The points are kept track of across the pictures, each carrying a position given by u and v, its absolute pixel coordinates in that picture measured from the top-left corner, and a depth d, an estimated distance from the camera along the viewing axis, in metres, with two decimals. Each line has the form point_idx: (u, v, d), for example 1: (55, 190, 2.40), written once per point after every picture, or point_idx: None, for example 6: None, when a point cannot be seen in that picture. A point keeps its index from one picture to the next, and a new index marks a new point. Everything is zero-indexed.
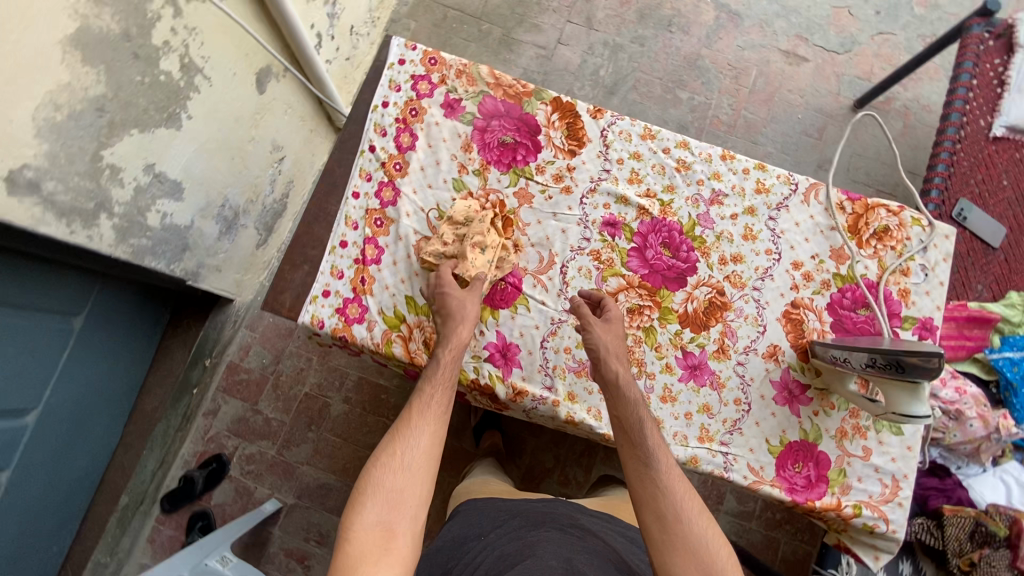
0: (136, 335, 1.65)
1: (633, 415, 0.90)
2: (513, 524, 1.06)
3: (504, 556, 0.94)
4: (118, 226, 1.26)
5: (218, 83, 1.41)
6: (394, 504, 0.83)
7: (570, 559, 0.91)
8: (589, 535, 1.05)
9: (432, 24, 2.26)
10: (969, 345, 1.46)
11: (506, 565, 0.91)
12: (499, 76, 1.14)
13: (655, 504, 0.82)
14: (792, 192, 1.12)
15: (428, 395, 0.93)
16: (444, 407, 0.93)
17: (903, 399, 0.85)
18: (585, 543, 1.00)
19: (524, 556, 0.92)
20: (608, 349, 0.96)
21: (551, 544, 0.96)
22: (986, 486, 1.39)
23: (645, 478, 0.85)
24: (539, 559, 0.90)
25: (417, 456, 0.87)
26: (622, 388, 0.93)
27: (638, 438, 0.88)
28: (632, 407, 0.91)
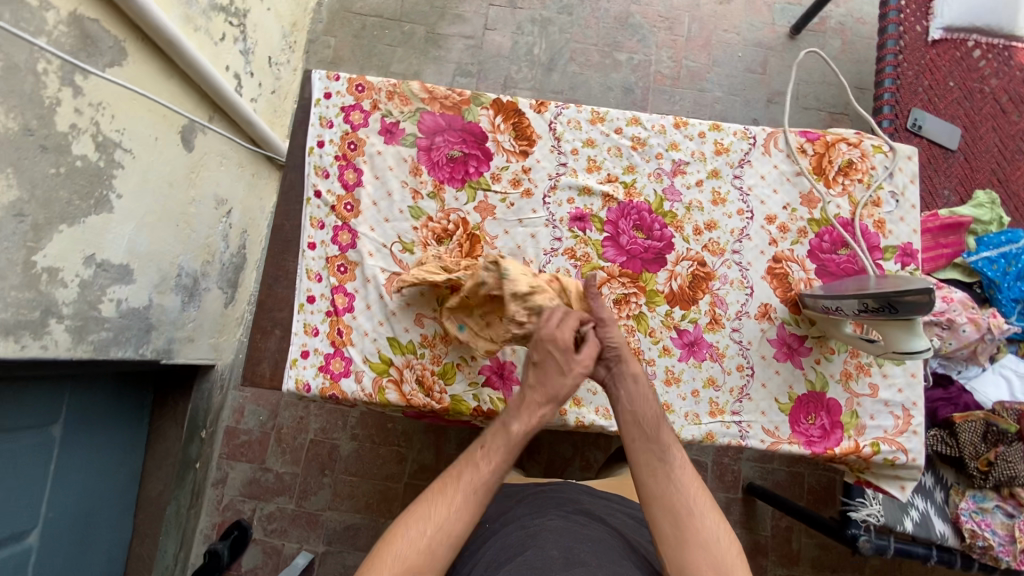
0: (121, 425, 1.58)
1: (653, 418, 0.92)
2: (517, 512, 1.08)
3: (507, 547, 0.97)
4: (71, 327, 1.20)
5: (142, 153, 1.33)
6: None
7: (572, 549, 0.93)
8: (595, 523, 1.03)
9: (352, 36, 2.16)
10: (948, 252, 1.48)
11: (507, 557, 0.94)
12: (432, 89, 1.10)
13: (671, 503, 0.87)
14: (751, 146, 1.10)
15: (483, 475, 0.87)
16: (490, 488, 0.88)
17: (901, 337, 0.85)
18: (589, 527, 1.01)
19: (525, 548, 0.94)
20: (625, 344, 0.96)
21: (554, 533, 0.97)
22: (988, 384, 1.41)
23: (659, 472, 0.89)
24: (539, 551, 0.93)
25: (447, 536, 0.83)
26: (642, 382, 0.94)
27: (656, 432, 0.92)
28: (649, 403, 0.94)
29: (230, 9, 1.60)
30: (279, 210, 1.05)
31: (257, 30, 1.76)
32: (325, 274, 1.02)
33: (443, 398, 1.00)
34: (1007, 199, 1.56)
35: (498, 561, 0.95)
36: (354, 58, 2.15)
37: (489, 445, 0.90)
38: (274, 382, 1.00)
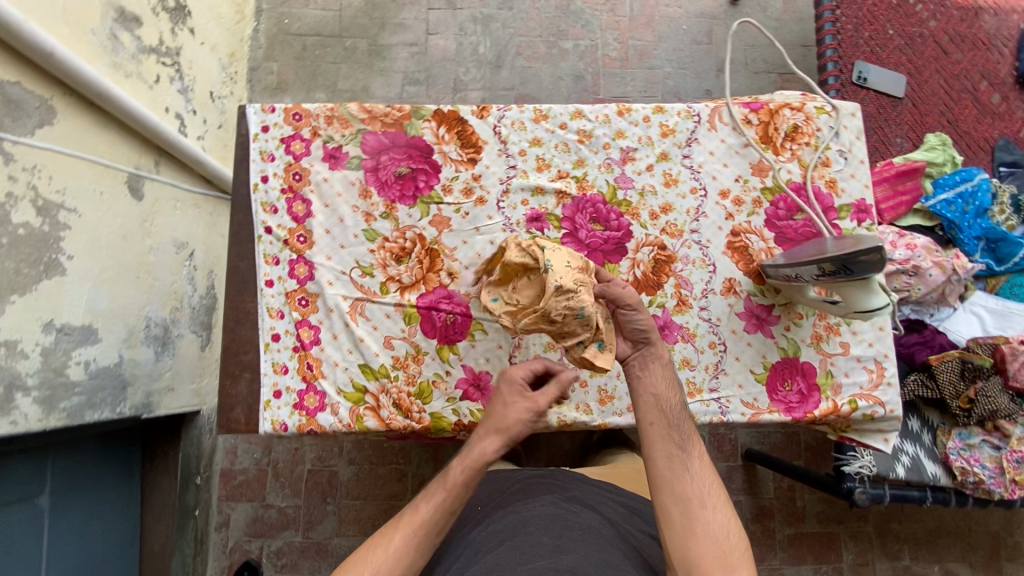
0: (112, 484, 1.56)
1: (672, 400, 0.93)
2: (511, 497, 1.11)
3: (498, 533, 1.00)
4: (39, 398, 1.17)
5: (87, 210, 1.30)
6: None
7: (562, 535, 0.96)
8: (588, 511, 1.05)
9: (294, 59, 2.12)
10: (907, 199, 1.48)
11: (497, 542, 0.98)
12: (370, 108, 1.07)
13: (682, 488, 0.88)
14: (697, 124, 1.10)
15: (422, 515, 0.89)
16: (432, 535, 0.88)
17: (860, 296, 0.86)
18: (581, 514, 1.03)
19: (516, 535, 0.98)
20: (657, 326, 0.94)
21: (545, 520, 1.00)
22: (960, 323, 1.43)
23: (676, 461, 0.90)
24: (529, 538, 0.96)
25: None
26: (669, 367, 0.93)
27: (676, 419, 0.92)
28: (672, 390, 0.93)
29: (160, 49, 1.56)
30: (232, 252, 1.03)
31: (192, 66, 1.72)
32: (287, 310, 1.01)
33: (423, 418, 0.99)
34: (958, 138, 1.57)
35: (487, 546, 0.98)
36: (300, 81, 2.11)
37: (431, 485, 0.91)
38: (250, 427, 0.98)
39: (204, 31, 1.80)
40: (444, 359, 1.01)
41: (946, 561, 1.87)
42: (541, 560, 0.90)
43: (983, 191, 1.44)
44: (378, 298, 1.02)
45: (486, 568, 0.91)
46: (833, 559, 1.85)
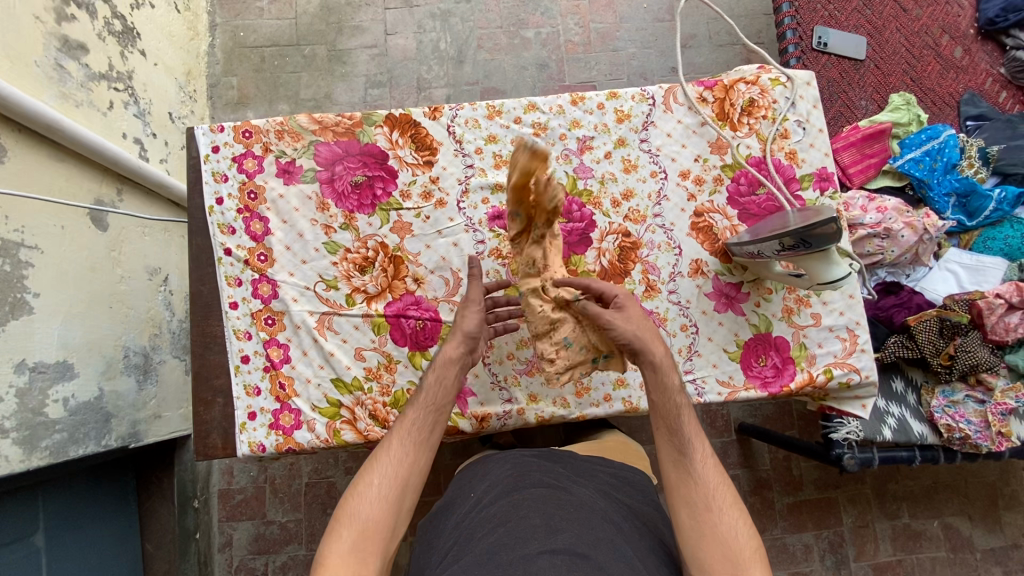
0: (108, 516, 1.55)
1: (672, 403, 0.92)
2: (500, 477, 1.07)
3: (490, 516, 0.97)
4: (19, 439, 1.16)
5: (50, 246, 1.28)
6: (366, 534, 0.81)
7: (556, 516, 0.94)
8: (578, 487, 1.04)
9: (253, 71, 2.08)
10: (876, 162, 1.46)
11: (491, 526, 0.94)
12: (321, 119, 1.06)
13: (687, 491, 0.89)
14: (652, 106, 1.08)
15: (410, 418, 0.91)
16: (426, 435, 0.90)
17: (821, 269, 0.86)
18: (572, 492, 1.01)
19: (508, 519, 0.94)
20: (642, 335, 0.92)
21: (537, 500, 0.97)
22: (937, 281, 1.43)
23: (681, 466, 0.91)
24: (522, 519, 0.93)
25: (395, 484, 0.85)
26: (662, 372, 0.92)
27: (677, 425, 0.92)
28: (669, 395, 0.93)
29: (110, 74, 1.53)
30: (193, 276, 1.02)
31: (147, 89, 1.70)
32: (254, 330, 1.00)
33: None
34: (923, 96, 1.55)
35: (482, 529, 0.95)
36: (261, 93, 2.08)
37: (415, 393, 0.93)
38: (227, 451, 0.97)
39: (156, 52, 1.77)
40: (416, 366, 1.00)
41: (945, 515, 1.89)
42: (538, 545, 0.87)
43: (950, 147, 1.44)
44: (345, 311, 1.01)
45: (482, 554, 0.88)
46: (833, 523, 1.87)
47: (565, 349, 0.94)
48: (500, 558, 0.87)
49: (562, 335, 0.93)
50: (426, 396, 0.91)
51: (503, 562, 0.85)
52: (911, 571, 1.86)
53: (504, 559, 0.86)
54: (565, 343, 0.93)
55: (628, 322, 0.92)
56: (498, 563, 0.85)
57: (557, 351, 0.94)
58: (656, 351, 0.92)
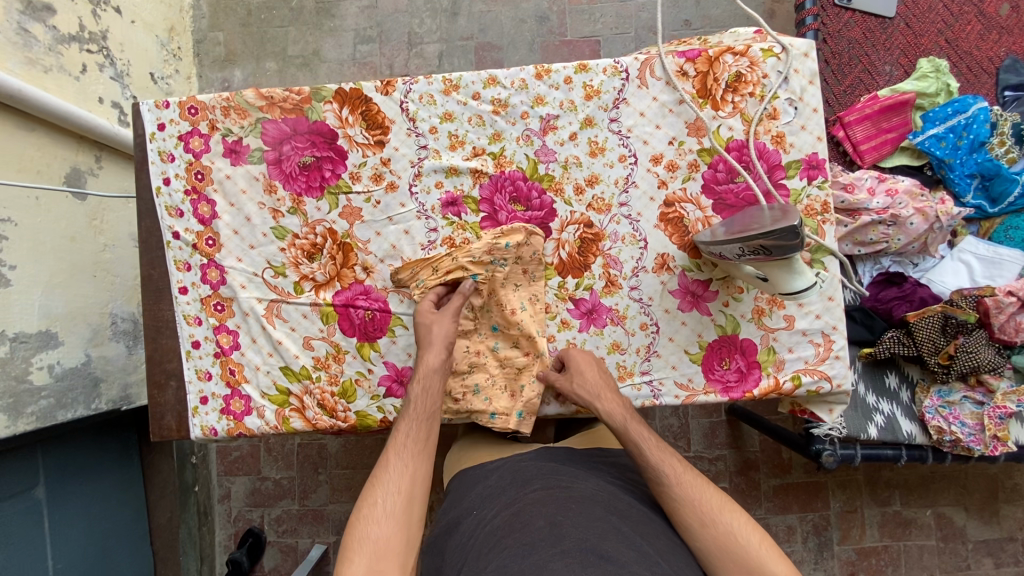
0: (111, 469, 1.58)
1: (627, 439, 0.92)
2: (499, 488, 0.97)
3: (493, 529, 0.85)
4: (3, 407, 1.17)
5: (24, 217, 1.25)
6: (379, 555, 0.78)
7: (558, 514, 0.84)
8: (582, 482, 0.94)
9: (241, 27, 1.88)
10: (894, 138, 1.32)
11: (495, 539, 0.83)
12: (268, 94, 0.99)
13: (681, 514, 0.87)
14: (625, 81, 0.97)
15: (403, 430, 0.90)
16: (423, 441, 0.89)
17: (784, 277, 0.80)
18: (573, 487, 0.92)
19: (510, 529, 0.83)
20: (598, 394, 0.92)
21: (538, 502, 0.87)
22: (946, 273, 1.31)
23: (663, 494, 0.89)
24: (524, 523, 0.83)
25: (400, 500, 0.84)
26: (618, 424, 0.92)
27: (641, 456, 0.91)
28: (627, 430, 0.92)
29: (82, 35, 1.44)
30: (143, 260, 1.01)
31: (124, 49, 1.58)
32: (204, 316, 1.00)
33: (348, 417, 0.98)
34: (958, 60, 1.37)
35: (484, 548, 0.83)
36: (248, 50, 1.87)
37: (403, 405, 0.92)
38: (181, 434, 1.00)
39: (133, 8, 1.62)
40: (364, 357, 0.98)
41: (939, 505, 1.74)
42: (548, 547, 0.77)
43: (980, 122, 1.27)
44: (294, 299, 0.99)
45: (493, 569, 0.76)
46: (819, 507, 1.74)
47: (473, 394, 0.97)
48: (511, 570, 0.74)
49: (473, 380, 0.98)
50: (415, 403, 0.90)
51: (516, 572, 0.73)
52: (896, 558, 1.73)
53: (514, 567, 0.74)
54: (474, 388, 0.98)
55: (584, 381, 0.92)
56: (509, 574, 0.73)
57: (466, 393, 0.97)
58: (614, 409, 0.92)
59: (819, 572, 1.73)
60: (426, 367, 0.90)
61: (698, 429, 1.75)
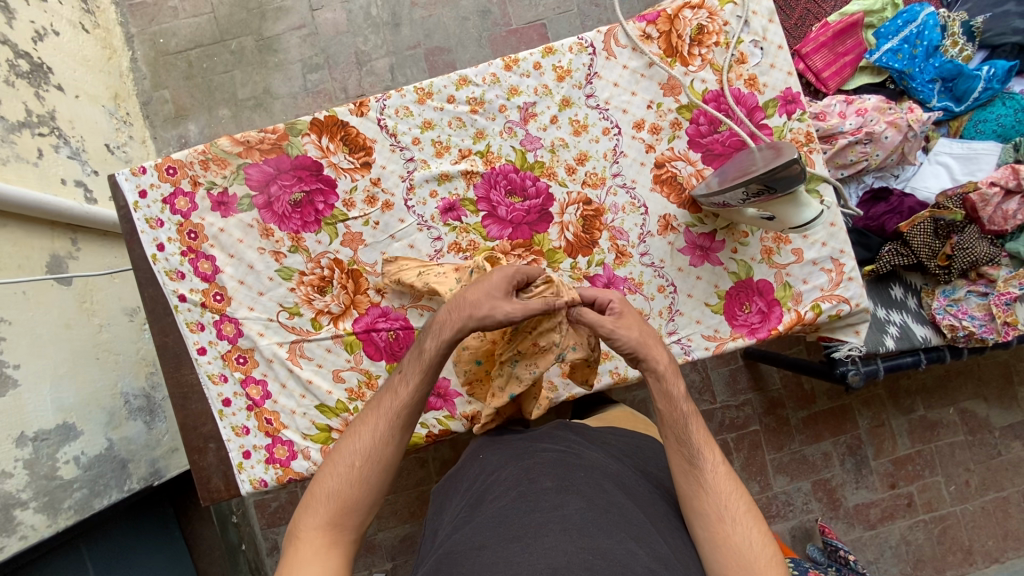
0: (154, 546, 1.51)
1: (679, 413, 0.88)
2: (510, 446, 0.96)
3: (501, 480, 0.87)
4: (41, 507, 1.14)
5: (17, 314, 1.18)
6: (345, 510, 0.81)
7: (567, 477, 0.85)
8: (590, 451, 0.94)
9: (185, 80, 1.82)
10: (852, 59, 1.34)
11: (499, 488, 0.86)
12: (243, 139, 0.98)
13: (701, 504, 0.85)
14: (592, 55, 0.98)
15: (399, 396, 0.86)
16: (415, 407, 0.87)
17: (792, 212, 0.82)
18: (582, 455, 0.92)
19: (518, 483, 0.85)
20: (646, 341, 0.86)
21: (549, 464, 0.88)
22: (928, 177, 1.35)
23: (691, 476, 0.87)
24: (532, 482, 0.84)
25: (379, 466, 0.84)
26: (664, 381, 0.86)
27: (684, 434, 0.87)
28: (675, 403, 0.87)
29: (31, 120, 1.35)
30: (155, 329, 1.00)
31: (75, 125, 1.50)
32: (228, 372, 0.99)
33: None
34: None
35: (487, 496, 0.86)
36: (197, 102, 1.82)
37: (406, 367, 0.87)
38: (231, 491, 0.99)
39: (74, 82, 1.55)
40: None
41: (961, 401, 1.81)
42: (548, 508, 0.78)
43: (931, 28, 1.32)
44: (314, 335, 0.99)
45: (491, 517, 0.79)
46: (850, 428, 1.78)
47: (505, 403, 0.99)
48: (510, 520, 0.78)
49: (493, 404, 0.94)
50: (415, 367, 0.86)
51: (514, 525, 0.76)
52: (931, 461, 1.79)
53: (512, 522, 0.77)
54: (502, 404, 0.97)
55: (628, 328, 0.85)
56: (506, 526, 0.77)
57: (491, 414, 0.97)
58: (660, 358, 0.87)
59: (862, 490, 1.77)
60: (442, 338, 0.84)
61: (720, 378, 1.77)
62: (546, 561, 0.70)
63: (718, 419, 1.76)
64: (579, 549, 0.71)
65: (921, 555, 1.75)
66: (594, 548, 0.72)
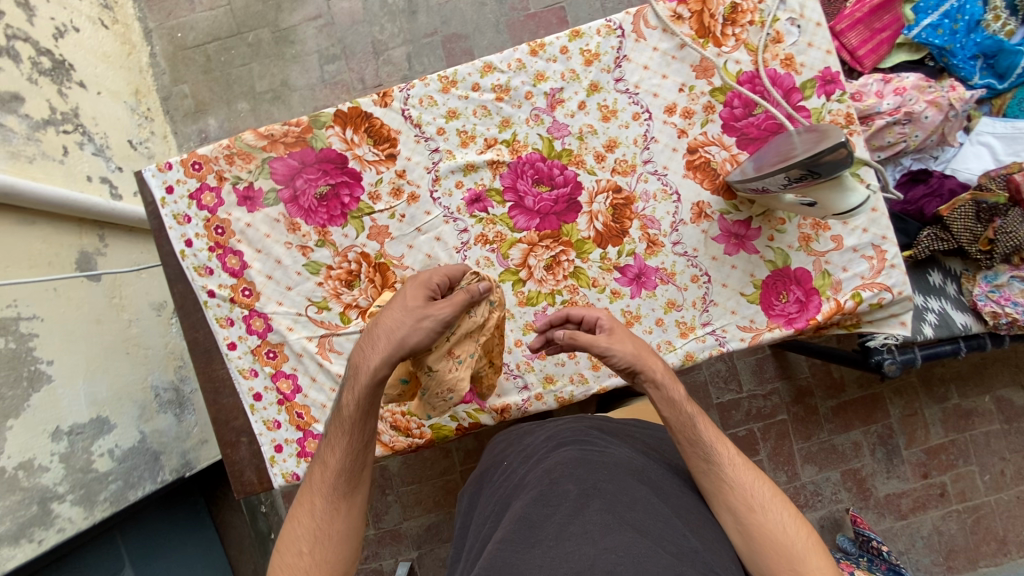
0: (186, 535, 1.54)
1: (683, 414, 0.85)
2: (535, 445, 0.95)
3: (525, 483, 0.85)
4: (77, 499, 1.17)
5: (47, 311, 1.19)
6: None
7: (589, 478, 0.80)
8: (616, 446, 0.91)
9: (203, 74, 1.82)
10: (889, 36, 1.29)
11: (526, 487, 0.84)
12: (267, 133, 0.97)
13: (727, 498, 0.83)
14: (621, 38, 0.95)
15: (331, 464, 0.82)
16: (351, 471, 0.83)
17: (836, 197, 0.79)
18: (606, 451, 0.88)
19: (540, 484, 0.82)
20: (641, 353, 0.84)
21: (570, 463, 0.83)
22: (969, 159, 1.29)
23: (710, 473, 0.84)
24: (554, 484, 0.80)
25: (332, 542, 0.80)
26: (663, 388, 0.84)
27: (694, 434, 0.85)
28: (678, 407, 0.85)
29: (55, 118, 1.36)
30: (185, 325, 1.00)
31: (98, 122, 1.51)
32: (259, 366, 0.99)
33: (424, 432, 1.00)
34: None
35: (513, 495, 0.84)
36: (217, 96, 1.82)
37: (330, 434, 0.83)
38: (264, 485, 1.00)
39: (96, 78, 1.55)
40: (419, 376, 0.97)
41: (997, 389, 1.75)
42: (568, 510, 0.75)
43: (972, 2, 1.25)
44: (343, 330, 0.98)
45: (516, 519, 0.76)
46: (880, 417, 1.74)
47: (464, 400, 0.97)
48: (534, 519, 0.75)
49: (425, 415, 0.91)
50: (340, 432, 0.82)
51: (532, 527, 0.74)
52: (965, 450, 1.74)
53: (536, 527, 0.73)
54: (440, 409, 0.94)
55: (622, 343, 0.83)
56: (534, 527, 0.73)
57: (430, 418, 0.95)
58: (655, 367, 0.85)
59: (893, 480, 1.73)
60: (359, 396, 0.80)
61: (746, 368, 1.74)
62: (569, 565, 0.66)
63: (744, 409, 1.73)
64: (601, 551, 0.67)
65: (954, 546, 1.71)
66: (618, 547, 0.68)
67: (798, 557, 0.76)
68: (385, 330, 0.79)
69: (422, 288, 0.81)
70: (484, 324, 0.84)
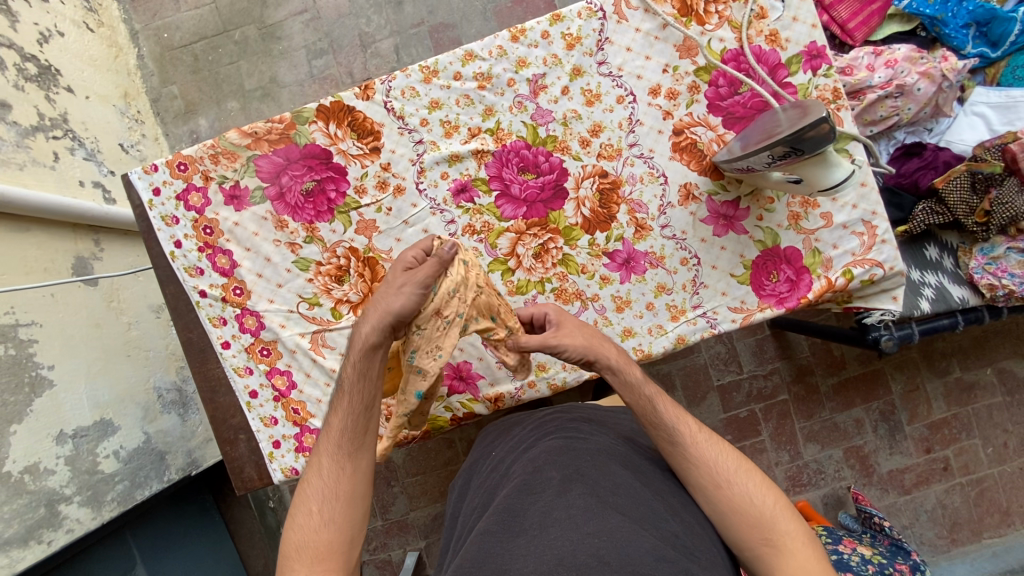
0: (196, 532, 1.57)
1: (641, 397, 0.85)
2: (519, 438, 0.96)
3: (510, 473, 0.85)
4: (85, 501, 1.18)
5: (45, 316, 1.20)
6: (321, 556, 0.76)
7: (573, 465, 0.81)
8: (599, 434, 0.91)
9: (192, 74, 1.81)
10: (879, 7, 1.24)
11: (513, 475, 0.84)
12: (250, 130, 0.97)
13: (694, 478, 0.82)
14: (603, 20, 0.94)
15: (335, 426, 0.84)
16: (358, 431, 0.84)
17: (821, 173, 0.78)
18: (589, 439, 0.88)
19: (523, 471, 0.82)
20: (591, 343, 0.85)
21: (554, 451, 0.84)
22: (963, 129, 1.28)
23: (676, 456, 0.83)
24: (537, 471, 0.80)
25: (340, 502, 0.80)
26: (618, 372, 0.86)
27: (656, 417, 0.84)
28: (637, 390, 0.85)
29: (44, 124, 1.36)
30: (178, 326, 1.01)
31: (88, 126, 1.51)
32: (253, 364, 1.00)
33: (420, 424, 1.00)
34: None
35: (506, 479, 0.85)
36: (206, 96, 1.81)
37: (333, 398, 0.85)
38: (265, 480, 1.01)
39: (83, 83, 1.55)
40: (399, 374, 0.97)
41: (999, 361, 1.74)
42: (552, 496, 0.75)
43: None
44: (335, 325, 0.99)
45: (498, 510, 0.75)
46: (882, 394, 1.73)
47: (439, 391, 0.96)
48: (516, 507, 0.75)
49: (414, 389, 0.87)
50: (343, 393, 0.84)
51: (512, 514, 0.74)
52: (968, 423, 1.73)
53: (520, 515, 0.74)
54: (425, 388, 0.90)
55: (568, 337, 0.85)
56: (514, 515, 0.74)
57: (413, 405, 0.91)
58: (609, 354, 0.86)
59: (896, 456, 1.73)
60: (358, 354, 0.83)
61: (745, 349, 1.74)
62: (552, 553, 0.67)
63: (744, 390, 1.73)
64: (586, 536, 0.68)
65: (958, 519, 1.72)
66: (602, 532, 0.69)
67: (767, 522, 0.77)
68: (373, 298, 0.84)
69: (401, 265, 0.86)
70: (466, 280, 0.84)
